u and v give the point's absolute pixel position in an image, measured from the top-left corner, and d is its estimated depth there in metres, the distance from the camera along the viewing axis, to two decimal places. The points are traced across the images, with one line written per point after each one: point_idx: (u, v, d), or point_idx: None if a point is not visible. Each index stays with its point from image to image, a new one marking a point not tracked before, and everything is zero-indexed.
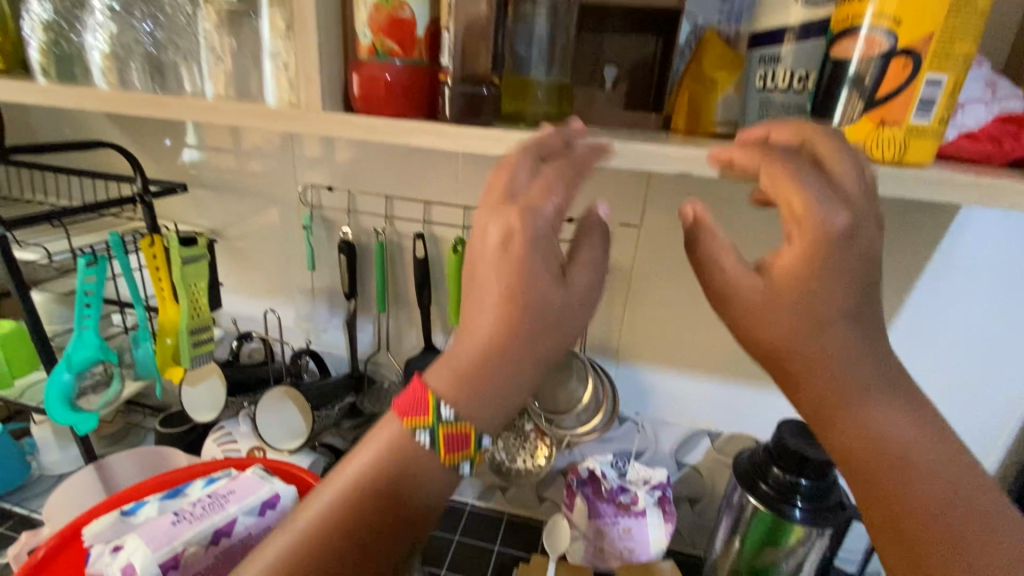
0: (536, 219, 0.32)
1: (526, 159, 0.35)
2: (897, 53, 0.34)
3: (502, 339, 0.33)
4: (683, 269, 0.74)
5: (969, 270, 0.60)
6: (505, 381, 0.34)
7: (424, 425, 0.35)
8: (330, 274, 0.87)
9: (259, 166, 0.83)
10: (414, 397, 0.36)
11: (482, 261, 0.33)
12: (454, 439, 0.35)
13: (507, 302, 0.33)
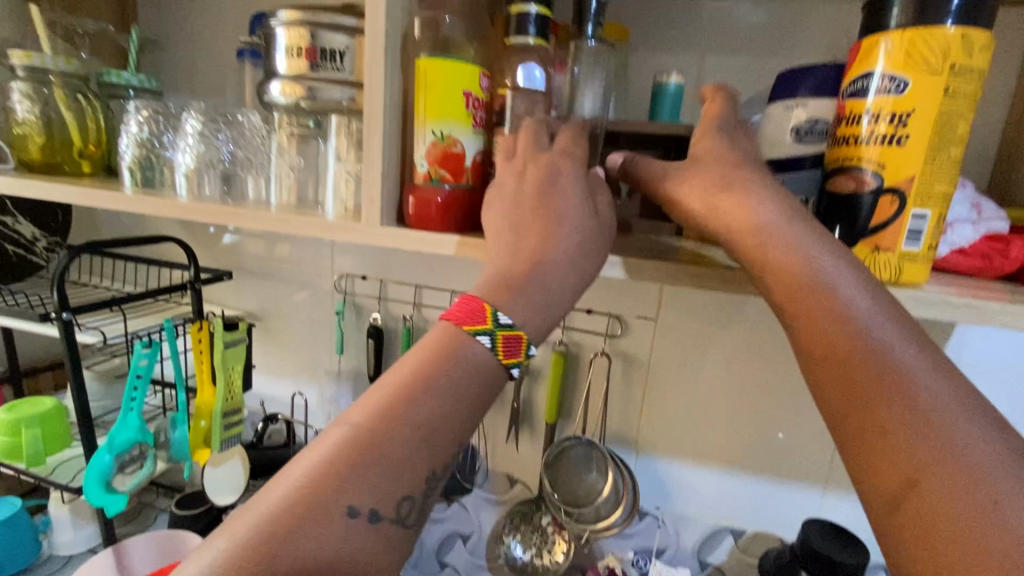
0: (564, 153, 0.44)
1: (572, 225, 0.42)
2: (884, 191, 0.39)
3: (547, 237, 0.42)
4: (700, 363, 0.77)
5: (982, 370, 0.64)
6: (546, 278, 0.41)
7: (484, 331, 0.39)
8: (356, 357, 0.90)
9: (300, 256, 0.90)
10: (470, 308, 0.40)
11: (522, 188, 0.43)
12: (509, 344, 0.40)
13: (546, 204, 0.42)
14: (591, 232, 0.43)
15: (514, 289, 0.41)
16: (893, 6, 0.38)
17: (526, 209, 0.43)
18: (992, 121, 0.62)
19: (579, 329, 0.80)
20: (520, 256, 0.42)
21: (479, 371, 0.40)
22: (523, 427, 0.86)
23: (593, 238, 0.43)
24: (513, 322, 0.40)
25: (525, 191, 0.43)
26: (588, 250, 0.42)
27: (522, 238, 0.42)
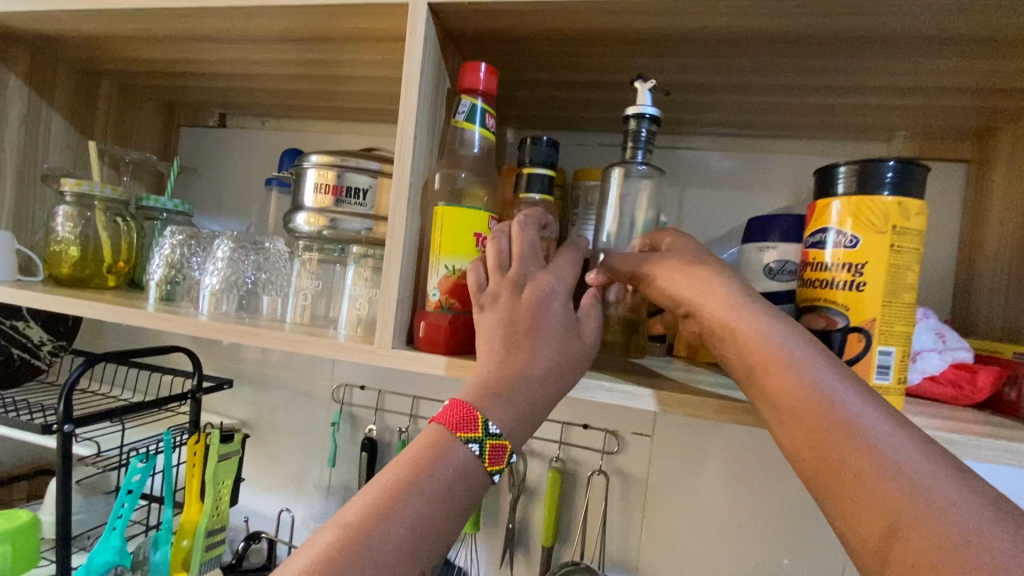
0: (556, 284, 0.47)
1: (549, 347, 0.45)
2: (851, 330, 0.44)
3: (529, 362, 0.44)
4: (696, 482, 0.76)
5: None
6: (532, 394, 0.43)
7: (475, 437, 0.41)
8: (348, 471, 0.88)
9: (302, 364, 0.92)
10: (462, 415, 0.42)
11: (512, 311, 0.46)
12: (496, 452, 0.42)
13: (534, 334, 0.45)
14: (570, 354, 0.45)
15: (499, 399, 0.42)
16: (839, 177, 0.45)
17: (517, 331, 0.45)
18: (942, 257, 0.69)
19: (576, 445, 0.80)
20: (508, 368, 0.44)
21: (473, 478, 0.41)
22: (518, 553, 0.82)
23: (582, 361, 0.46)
24: (501, 430, 0.42)
25: (516, 315, 0.45)
26: (566, 369, 0.45)
27: (511, 352, 0.45)
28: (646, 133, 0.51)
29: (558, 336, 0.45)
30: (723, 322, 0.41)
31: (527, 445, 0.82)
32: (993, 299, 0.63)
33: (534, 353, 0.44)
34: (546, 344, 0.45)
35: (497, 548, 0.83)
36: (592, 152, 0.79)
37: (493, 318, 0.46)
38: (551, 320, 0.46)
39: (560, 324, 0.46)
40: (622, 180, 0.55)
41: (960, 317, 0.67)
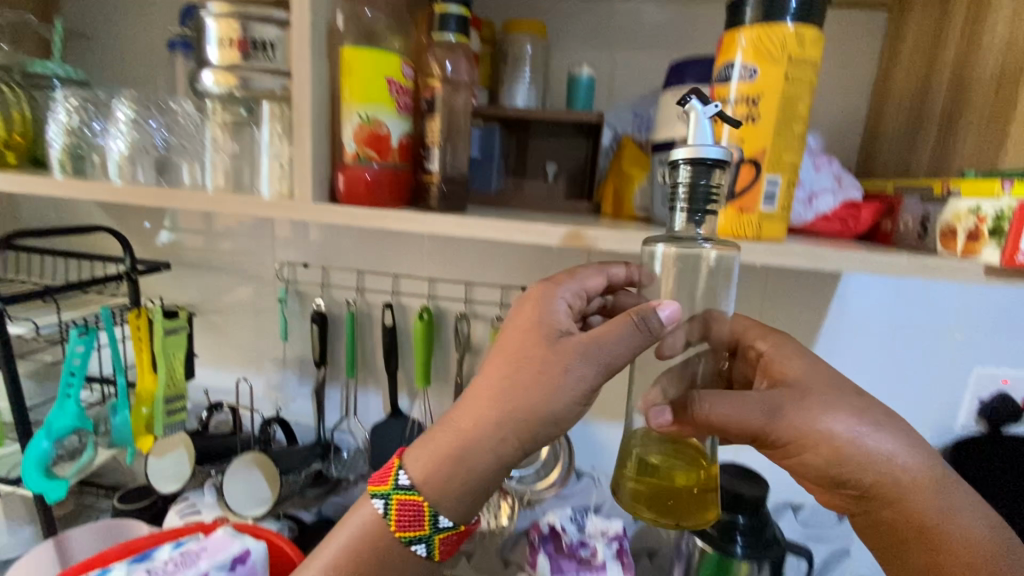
0: (550, 308, 0.51)
1: (505, 366, 0.49)
2: (745, 162, 0.47)
3: (491, 380, 0.49)
4: None
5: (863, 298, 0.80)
6: (472, 417, 0.49)
7: (381, 491, 0.51)
8: (302, 344, 0.93)
9: (243, 247, 0.91)
10: (383, 471, 0.53)
11: (513, 327, 0.51)
12: (405, 505, 0.51)
13: (517, 353, 0.49)
14: (537, 371, 0.47)
15: (456, 417, 0.51)
16: (746, 5, 0.45)
17: (504, 351, 0.50)
18: (857, 107, 0.72)
19: None
20: (486, 383, 0.49)
21: (401, 556, 0.51)
22: None
23: (550, 377, 0.46)
24: (410, 484, 0.50)
25: (509, 334, 0.50)
26: (518, 387, 0.47)
27: (487, 366, 0.50)
28: (706, 183, 0.42)
29: (535, 349, 0.48)
30: (908, 517, 0.51)
31: (471, 309, 0.87)
32: (892, 148, 0.67)
33: (500, 369, 0.49)
34: (505, 362, 0.49)
35: (447, 398, 0.91)
36: (521, 7, 0.75)
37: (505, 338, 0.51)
38: (529, 339, 0.49)
39: (541, 339, 0.48)
40: (672, 253, 0.47)
41: (863, 165, 0.72)
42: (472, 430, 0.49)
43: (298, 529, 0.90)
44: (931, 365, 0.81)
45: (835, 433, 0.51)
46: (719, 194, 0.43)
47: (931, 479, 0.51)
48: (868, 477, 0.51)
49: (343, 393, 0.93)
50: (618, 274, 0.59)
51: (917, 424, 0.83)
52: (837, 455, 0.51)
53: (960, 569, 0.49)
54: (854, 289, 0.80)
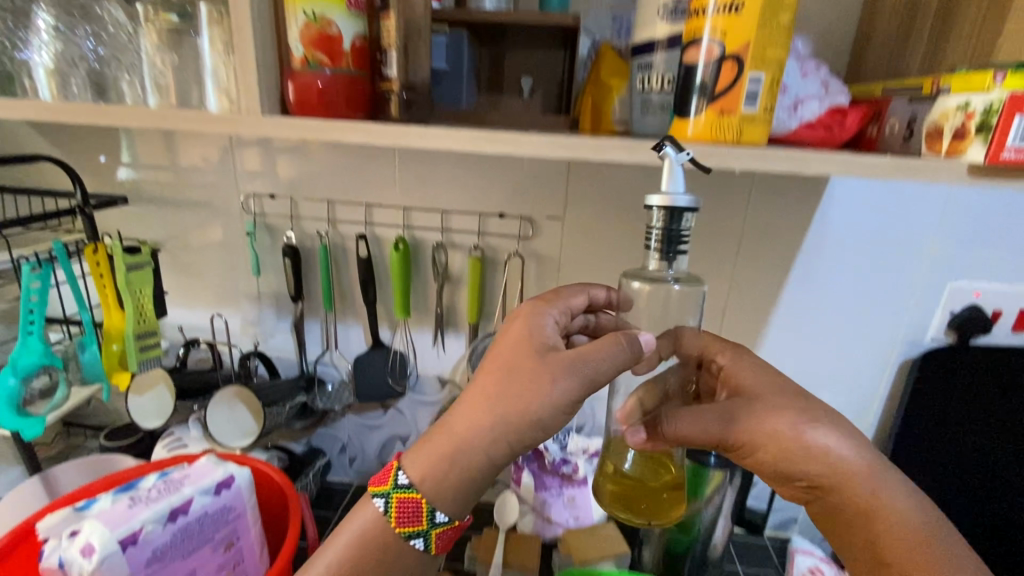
0: (541, 321, 0.53)
1: (491, 377, 0.49)
2: (726, 59, 0.44)
3: (479, 389, 0.50)
4: (603, 257, 0.84)
5: (848, 207, 0.79)
6: (461, 424, 0.50)
7: (382, 490, 0.52)
8: (276, 279, 0.90)
9: (205, 179, 0.86)
10: (382, 471, 0.54)
11: (502, 340, 0.52)
12: (405, 504, 0.51)
13: (502, 365, 0.50)
14: (519, 383, 0.48)
15: (445, 426, 0.51)
16: None
17: (493, 364, 0.50)
18: (848, 8, 0.68)
19: (493, 235, 0.84)
20: (476, 393, 0.50)
21: (404, 551, 0.52)
22: (447, 331, 0.90)
23: (536, 389, 0.47)
24: (409, 483, 0.51)
25: (500, 347, 0.51)
26: (502, 398, 0.48)
27: (478, 378, 0.51)
28: (678, 229, 0.45)
29: (520, 364, 0.49)
30: (851, 502, 0.50)
31: (448, 239, 0.85)
32: (882, 52, 0.64)
33: (489, 380, 0.49)
34: (493, 375, 0.50)
35: (428, 328, 0.91)
36: None
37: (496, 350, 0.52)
38: (514, 353, 0.50)
39: (527, 352, 0.49)
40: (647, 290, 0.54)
41: (851, 73, 0.69)
42: (467, 434, 0.50)
43: (289, 460, 0.94)
44: (910, 275, 0.81)
45: (782, 430, 0.51)
46: (689, 236, 0.47)
47: (872, 467, 0.51)
48: (817, 467, 0.51)
49: (322, 326, 0.92)
50: (600, 296, 0.61)
51: (889, 337, 0.85)
52: (786, 453, 0.51)
53: (900, 550, 0.47)
54: (838, 203, 0.78)
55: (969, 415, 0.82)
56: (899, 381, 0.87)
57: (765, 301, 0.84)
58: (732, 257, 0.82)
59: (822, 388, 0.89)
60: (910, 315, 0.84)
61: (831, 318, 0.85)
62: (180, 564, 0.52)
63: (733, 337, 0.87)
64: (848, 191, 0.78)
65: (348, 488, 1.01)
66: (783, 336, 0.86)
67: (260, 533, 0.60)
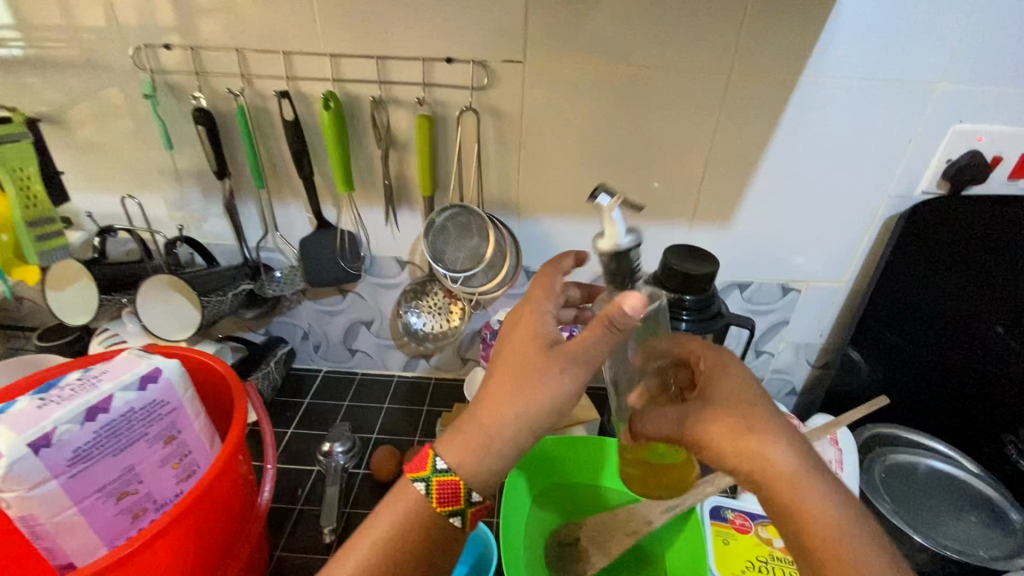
0: (542, 317, 0.51)
1: (506, 372, 0.48)
2: None
3: (501, 380, 0.48)
4: (568, 111, 0.73)
5: (855, 29, 0.67)
6: (490, 410, 0.47)
7: (420, 477, 0.47)
8: (194, 153, 0.78)
9: (77, 24, 0.69)
10: (419, 454, 0.48)
11: (510, 341, 0.51)
12: (445, 488, 0.47)
13: (519, 360, 0.48)
14: (533, 373, 0.47)
15: (471, 416, 0.48)
16: None
17: (509, 360, 0.49)
18: None
19: (441, 86, 0.72)
20: (495, 386, 0.48)
21: (441, 528, 0.48)
22: (401, 206, 0.81)
23: (546, 383, 0.47)
24: (448, 467, 0.47)
25: (512, 343, 0.50)
26: (520, 387, 0.47)
27: (496, 367, 0.49)
28: (626, 265, 0.49)
29: (531, 360, 0.48)
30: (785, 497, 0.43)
31: (388, 94, 0.73)
32: None
33: (507, 376, 0.48)
34: (506, 371, 0.48)
35: (378, 204, 0.81)
36: None
37: (504, 349, 0.51)
38: (527, 349, 0.49)
39: (536, 349, 0.48)
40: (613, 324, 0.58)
41: None
42: (494, 424, 0.47)
43: (248, 351, 0.91)
44: (910, 115, 0.73)
45: (721, 437, 0.45)
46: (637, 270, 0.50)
47: (800, 471, 0.43)
48: (744, 465, 0.44)
49: (259, 206, 0.82)
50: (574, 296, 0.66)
51: (877, 190, 0.79)
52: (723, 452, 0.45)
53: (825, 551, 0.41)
54: (847, 18, 0.67)
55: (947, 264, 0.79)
56: (880, 238, 0.84)
57: (749, 155, 0.76)
58: (716, 105, 0.72)
59: (801, 250, 0.85)
60: (903, 163, 0.77)
61: (821, 169, 0.78)
62: (111, 461, 0.48)
63: (712, 198, 0.80)
64: (861, 3, 0.66)
65: (318, 374, 0.99)
66: (767, 191, 0.79)
67: (204, 424, 0.56)
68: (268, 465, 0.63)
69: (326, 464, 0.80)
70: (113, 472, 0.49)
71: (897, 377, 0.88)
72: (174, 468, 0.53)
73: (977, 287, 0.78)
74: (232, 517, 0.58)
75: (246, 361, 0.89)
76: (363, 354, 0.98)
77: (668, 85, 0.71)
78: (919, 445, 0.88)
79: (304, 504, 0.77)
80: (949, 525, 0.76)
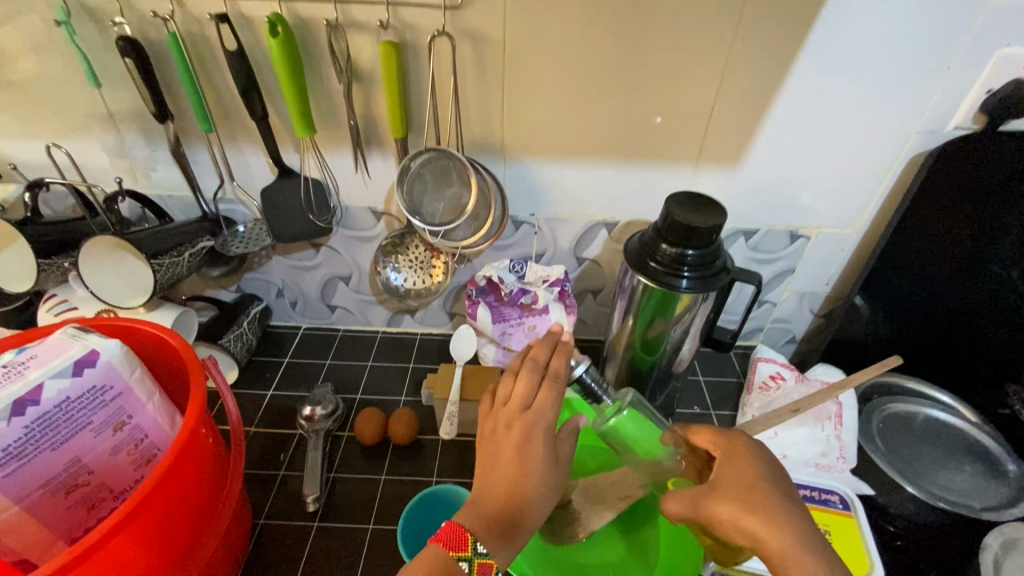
0: (525, 411, 0.55)
1: (517, 468, 0.52)
2: None
3: (512, 479, 0.51)
4: (558, 36, 0.63)
5: None
6: (508, 506, 0.50)
7: (464, 558, 0.45)
8: (129, 92, 0.67)
9: None
10: (455, 535, 0.47)
11: (504, 439, 0.53)
12: (482, 570, 0.46)
13: (523, 457, 0.52)
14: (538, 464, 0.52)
15: (490, 519, 0.49)
16: None
17: (511, 458, 0.52)
18: None
19: (408, 6, 0.61)
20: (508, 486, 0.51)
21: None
22: (371, 150, 0.72)
23: (546, 470, 0.52)
24: (489, 550, 0.46)
25: (508, 443, 0.53)
26: (530, 479, 0.51)
27: (502, 470, 0.52)
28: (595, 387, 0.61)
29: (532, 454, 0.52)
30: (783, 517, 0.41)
31: (346, 17, 0.61)
32: None
33: (517, 474, 0.51)
34: (516, 468, 0.51)
35: (346, 149, 0.72)
36: None
37: (502, 448, 0.53)
38: (526, 446, 0.52)
39: (534, 443, 0.53)
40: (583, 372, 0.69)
41: None
42: (513, 518, 0.50)
43: (220, 310, 0.85)
44: (954, 37, 0.63)
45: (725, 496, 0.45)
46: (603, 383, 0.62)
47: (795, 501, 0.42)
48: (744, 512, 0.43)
49: (212, 153, 0.72)
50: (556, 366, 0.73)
51: (904, 125, 0.71)
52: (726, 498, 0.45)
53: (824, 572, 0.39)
54: None
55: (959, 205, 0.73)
56: (902, 179, 0.76)
57: (764, 86, 0.67)
58: (731, 28, 0.62)
59: (814, 193, 0.78)
60: (937, 95, 0.68)
61: (845, 99, 0.69)
62: (49, 457, 0.44)
63: (721, 136, 0.71)
64: None
65: (297, 332, 0.94)
66: (782, 125, 0.71)
67: (160, 404, 0.51)
68: (240, 442, 0.59)
69: (308, 428, 0.77)
70: (55, 465, 0.44)
71: (901, 325, 0.84)
72: (129, 455, 0.49)
73: (983, 231, 0.72)
74: (200, 500, 0.53)
75: (218, 321, 0.84)
76: (343, 310, 0.92)
77: (676, 2, 0.60)
78: (922, 395, 0.83)
79: (287, 468, 0.74)
80: (937, 475, 0.72)
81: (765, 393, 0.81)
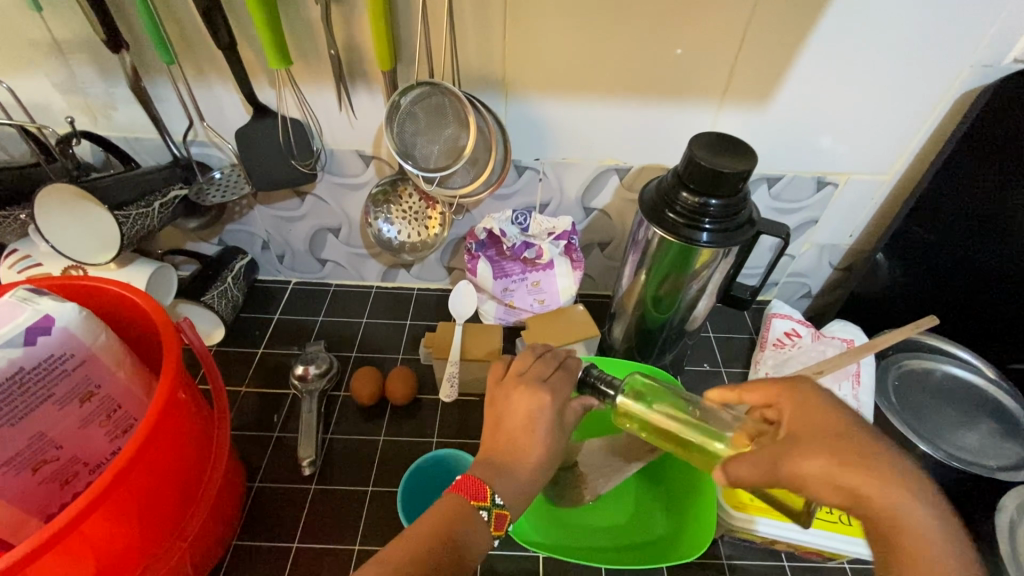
0: (530, 380, 0.52)
1: (522, 431, 0.50)
2: None
3: (518, 436, 0.49)
4: None
5: None
6: (512, 468, 0.48)
7: (483, 507, 0.44)
8: (73, 16, 0.58)
9: None
10: (474, 485, 0.45)
11: (506, 400, 0.52)
12: (498, 519, 0.45)
13: (527, 418, 0.50)
14: (542, 431, 0.49)
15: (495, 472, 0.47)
16: None
17: (514, 419, 0.50)
18: None
19: None
20: (508, 447, 0.49)
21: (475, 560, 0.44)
22: (356, 85, 0.64)
23: (544, 439, 0.49)
24: (506, 502, 0.45)
25: (513, 405, 0.51)
26: (530, 444, 0.49)
27: (502, 427, 0.50)
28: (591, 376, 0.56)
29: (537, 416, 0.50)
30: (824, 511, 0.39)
31: None
32: None
33: (520, 439, 0.49)
34: (520, 434, 0.49)
35: (327, 84, 0.64)
36: None
37: (505, 409, 0.51)
38: (527, 412, 0.50)
39: (537, 410, 0.50)
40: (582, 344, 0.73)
41: None
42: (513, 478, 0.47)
43: (200, 263, 0.79)
44: None
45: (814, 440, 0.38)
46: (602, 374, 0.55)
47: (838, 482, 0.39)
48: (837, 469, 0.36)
49: (176, 90, 0.64)
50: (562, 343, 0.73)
51: (956, 59, 0.63)
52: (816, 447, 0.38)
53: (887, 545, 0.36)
54: None
55: (1000, 144, 0.64)
56: (946, 120, 0.69)
57: (805, 9, 0.58)
58: None
59: (847, 137, 0.70)
60: (1001, 21, 0.60)
61: (893, 25, 0.60)
62: (8, 432, 0.40)
63: (750, 69, 0.63)
64: None
65: (286, 286, 0.89)
66: (819, 56, 0.62)
67: (131, 372, 0.47)
68: (221, 411, 0.57)
69: (302, 388, 0.73)
70: (15, 440, 0.41)
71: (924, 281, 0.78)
72: (101, 427, 0.46)
73: None
74: (185, 475, 0.50)
75: (200, 275, 0.78)
76: (334, 264, 0.86)
77: None
78: (937, 351, 0.78)
79: (282, 429, 0.71)
80: (946, 435, 0.69)
81: (780, 351, 0.77)
